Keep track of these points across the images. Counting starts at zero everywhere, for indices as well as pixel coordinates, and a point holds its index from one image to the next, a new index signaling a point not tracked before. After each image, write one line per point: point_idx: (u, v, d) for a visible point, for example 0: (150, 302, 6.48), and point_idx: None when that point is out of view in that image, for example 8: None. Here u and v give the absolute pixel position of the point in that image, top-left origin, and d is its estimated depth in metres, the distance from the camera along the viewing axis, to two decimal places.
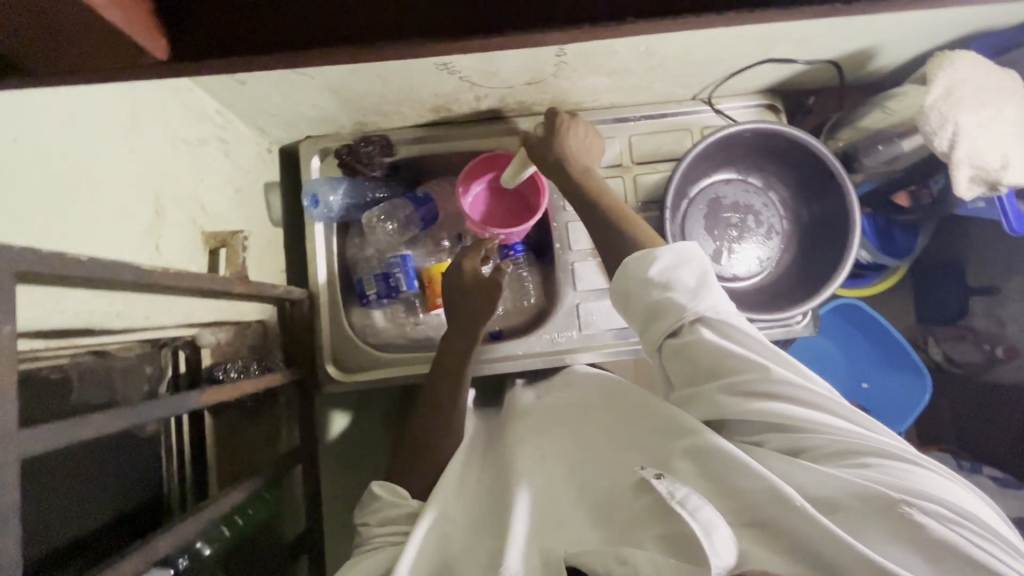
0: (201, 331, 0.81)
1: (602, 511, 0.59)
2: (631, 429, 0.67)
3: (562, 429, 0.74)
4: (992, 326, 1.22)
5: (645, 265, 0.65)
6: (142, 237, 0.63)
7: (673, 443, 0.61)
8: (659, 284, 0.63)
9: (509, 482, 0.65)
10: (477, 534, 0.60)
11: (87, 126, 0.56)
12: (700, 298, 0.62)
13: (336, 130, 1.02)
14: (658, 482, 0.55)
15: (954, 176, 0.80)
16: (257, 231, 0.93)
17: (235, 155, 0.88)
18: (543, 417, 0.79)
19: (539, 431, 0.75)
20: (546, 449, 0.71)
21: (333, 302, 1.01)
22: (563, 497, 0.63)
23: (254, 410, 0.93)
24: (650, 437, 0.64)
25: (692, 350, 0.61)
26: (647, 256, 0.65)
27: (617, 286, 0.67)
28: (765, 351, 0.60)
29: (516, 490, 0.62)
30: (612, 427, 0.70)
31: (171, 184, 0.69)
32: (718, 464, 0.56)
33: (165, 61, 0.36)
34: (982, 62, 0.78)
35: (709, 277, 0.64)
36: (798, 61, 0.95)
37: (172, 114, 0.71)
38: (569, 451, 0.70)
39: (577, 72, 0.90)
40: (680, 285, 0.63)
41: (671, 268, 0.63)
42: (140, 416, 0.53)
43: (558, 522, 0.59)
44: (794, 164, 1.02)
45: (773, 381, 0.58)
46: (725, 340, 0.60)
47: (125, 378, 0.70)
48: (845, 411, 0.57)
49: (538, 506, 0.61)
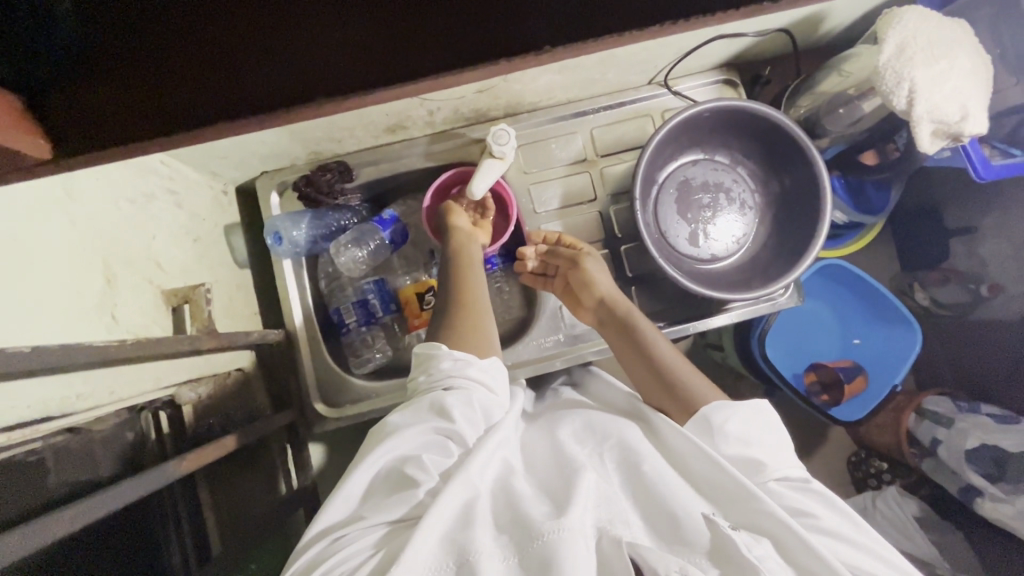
0: (178, 388, 0.77)
1: (661, 529, 0.58)
2: (693, 455, 0.65)
3: (620, 430, 0.70)
4: (974, 266, 1.21)
5: (723, 416, 0.67)
6: (95, 309, 0.61)
7: (747, 495, 0.60)
8: (738, 438, 0.66)
9: (566, 470, 0.63)
10: (545, 495, 0.59)
11: (15, 204, 0.53)
12: (778, 457, 0.66)
13: (291, 163, 0.99)
14: (736, 532, 0.56)
15: (916, 133, 0.79)
16: (223, 277, 0.91)
17: (188, 204, 0.85)
18: (603, 415, 0.74)
19: (597, 429, 0.71)
20: (604, 450, 0.67)
21: (313, 338, 0.99)
22: (618, 496, 0.61)
23: (248, 459, 0.91)
24: (722, 477, 0.62)
25: (775, 494, 0.63)
26: (729, 408, 0.68)
27: (693, 428, 0.68)
28: (824, 498, 0.64)
29: (577, 477, 0.60)
30: (671, 442, 0.68)
31: (120, 248, 0.67)
32: (797, 549, 0.57)
33: (50, 158, 0.48)
34: (930, 15, 0.77)
35: (783, 439, 0.69)
36: (748, 34, 0.93)
37: (115, 174, 0.69)
38: (627, 454, 0.66)
39: (527, 74, 0.88)
40: (760, 441, 0.66)
41: (746, 425, 0.67)
42: (108, 502, 0.51)
43: (614, 514, 0.58)
44: (759, 139, 1.01)
45: (832, 526, 0.61)
46: (806, 496, 0.63)
47: (104, 451, 0.63)
48: (893, 555, 0.61)
49: (597, 496, 0.59)
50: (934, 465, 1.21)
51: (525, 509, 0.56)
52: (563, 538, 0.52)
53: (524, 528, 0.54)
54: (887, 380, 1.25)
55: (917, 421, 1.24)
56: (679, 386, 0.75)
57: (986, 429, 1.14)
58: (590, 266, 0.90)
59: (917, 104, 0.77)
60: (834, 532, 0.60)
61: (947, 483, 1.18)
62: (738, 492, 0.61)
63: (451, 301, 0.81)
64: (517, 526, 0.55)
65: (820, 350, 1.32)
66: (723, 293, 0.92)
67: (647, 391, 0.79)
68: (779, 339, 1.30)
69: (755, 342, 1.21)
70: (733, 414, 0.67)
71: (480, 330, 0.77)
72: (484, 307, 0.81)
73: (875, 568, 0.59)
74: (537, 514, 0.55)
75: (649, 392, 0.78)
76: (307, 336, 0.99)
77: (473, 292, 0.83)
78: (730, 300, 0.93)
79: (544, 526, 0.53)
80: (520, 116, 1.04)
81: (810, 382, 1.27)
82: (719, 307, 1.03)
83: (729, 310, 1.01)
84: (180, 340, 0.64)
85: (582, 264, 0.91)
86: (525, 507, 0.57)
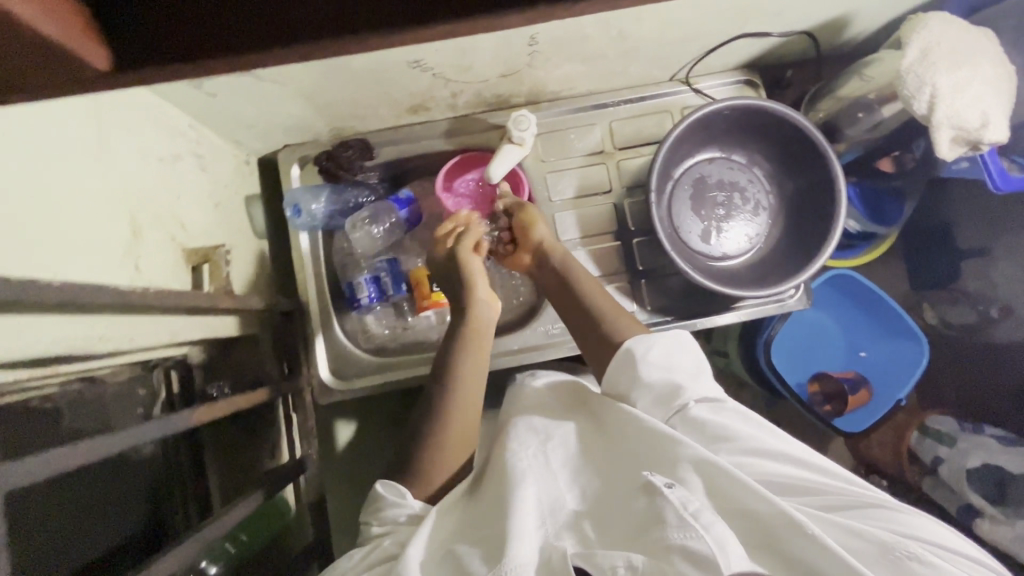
0: (192, 349, 0.83)
1: (603, 516, 0.61)
2: (631, 432, 0.69)
3: (561, 431, 0.74)
4: (984, 288, 1.24)
5: (644, 346, 0.74)
6: (122, 258, 0.62)
7: (673, 454, 0.63)
8: (660, 366, 0.73)
9: (507, 480, 0.67)
10: (483, 527, 0.63)
11: (49, 144, 0.54)
12: (697, 381, 0.72)
13: (314, 137, 1.00)
14: (670, 491, 0.57)
15: (935, 138, 0.79)
16: (241, 244, 0.92)
17: (212, 169, 0.86)
18: (544, 415, 0.78)
19: (539, 428, 0.75)
20: (546, 447, 0.71)
21: (324, 311, 1.01)
22: (562, 497, 0.65)
23: (253, 423, 0.92)
24: (654, 443, 0.66)
25: (696, 420, 0.68)
26: (645, 342, 0.75)
27: (618, 360, 0.75)
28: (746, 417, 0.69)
29: (515, 490, 0.65)
30: (604, 437, 0.71)
31: (148, 202, 0.69)
32: (728, 488, 0.59)
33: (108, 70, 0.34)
34: (955, 22, 0.78)
35: (703, 363, 0.75)
36: (772, 34, 0.94)
37: (143, 131, 0.70)
38: (570, 455, 0.71)
39: (552, 61, 0.89)
40: (679, 367, 0.73)
41: (666, 354, 0.73)
42: (134, 436, 0.51)
43: (562, 526, 0.62)
44: (776, 139, 1.02)
45: (755, 445, 0.65)
46: (729, 415, 0.68)
47: (116, 403, 0.73)
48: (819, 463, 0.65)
49: (537, 506, 0.64)
50: (934, 482, 1.20)
51: (465, 560, 0.59)
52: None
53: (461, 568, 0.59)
54: (891, 394, 1.25)
55: (919, 438, 1.24)
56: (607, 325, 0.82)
57: (992, 450, 1.14)
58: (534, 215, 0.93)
59: (938, 109, 0.77)
60: (757, 449, 0.65)
61: (945, 500, 1.18)
62: (667, 458, 0.63)
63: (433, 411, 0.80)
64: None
65: (823, 361, 1.32)
66: (734, 290, 0.93)
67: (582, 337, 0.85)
68: (783, 346, 1.30)
69: (761, 347, 1.22)
70: (653, 343, 0.75)
71: (460, 447, 0.79)
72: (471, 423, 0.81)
73: (798, 473, 0.63)
74: (476, 563, 0.58)
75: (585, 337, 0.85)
76: (319, 308, 1.01)
77: (457, 408, 0.80)
78: (740, 298, 0.94)
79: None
80: (541, 104, 1.05)
81: (813, 393, 1.26)
82: (726, 306, 1.04)
83: (738, 309, 1.02)
84: (200, 295, 0.66)
85: (525, 217, 0.93)
86: (463, 558, 0.60)
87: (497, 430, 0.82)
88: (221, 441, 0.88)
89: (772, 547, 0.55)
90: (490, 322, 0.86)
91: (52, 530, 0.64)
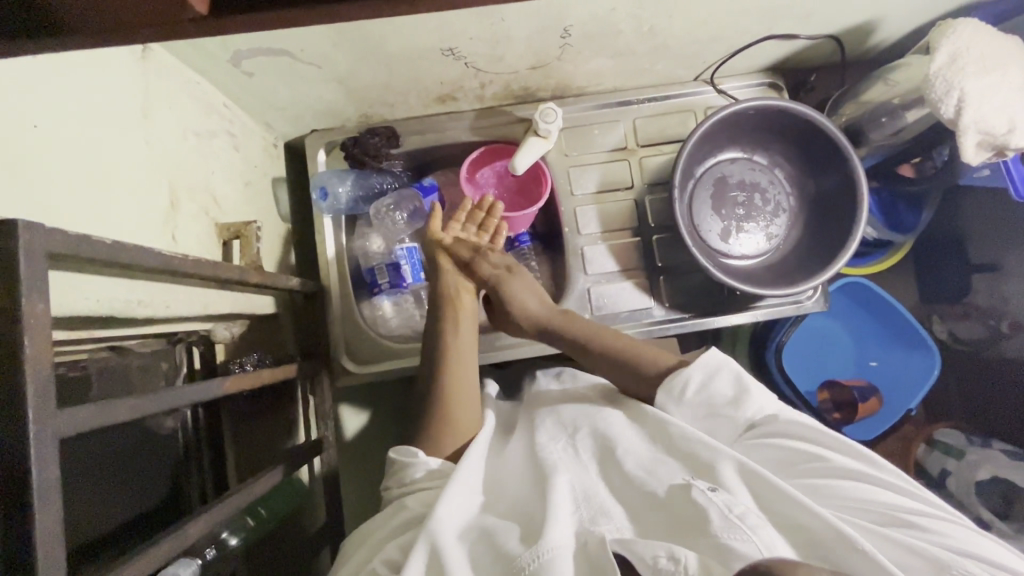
0: (215, 326, 0.83)
1: (641, 511, 0.62)
2: (668, 434, 0.71)
3: (592, 420, 0.77)
4: (995, 303, 1.19)
5: (679, 387, 0.76)
6: (158, 227, 0.64)
7: (716, 459, 0.65)
8: (700, 401, 0.74)
9: (539, 471, 0.69)
10: (514, 516, 0.64)
11: (98, 110, 0.56)
12: (743, 404, 0.72)
13: (341, 123, 1.02)
14: (715, 495, 0.58)
15: (961, 142, 0.80)
16: (267, 224, 0.94)
17: (243, 148, 0.88)
18: (573, 407, 0.81)
19: (568, 424, 0.77)
20: (576, 442, 0.73)
21: (345, 295, 1.02)
22: (595, 486, 0.66)
23: (271, 402, 0.92)
24: (694, 447, 0.67)
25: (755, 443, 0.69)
26: (681, 374, 0.76)
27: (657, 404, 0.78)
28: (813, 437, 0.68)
29: (549, 478, 0.66)
30: (639, 436, 0.73)
31: (185, 175, 0.70)
32: (774, 497, 0.60)
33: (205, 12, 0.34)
34: (985, 29, 0.78)
35: (748, 380, 0.74)
36: (801, 37, 0.95)
37: (182, 106, 0.71)
38: (600, 445, 0.72)
39: (582, 54, 0.90)
40: (720, 395, 0.73)
41: (706, 380, 0.74)
42: (170, 400, 0.52)
43: (595, 511, 0.62)
44: (799, 141, 1.03)
45: (817, 463, 0.66)
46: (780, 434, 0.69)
47: (141, 375, 0.72)
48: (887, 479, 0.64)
49: (571, 492, 0.65)
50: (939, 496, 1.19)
51: (501, 541, 0.59)
52: (549, 561, 0.55)
53: (492, 545, 0.60)
54: (902, 403, 1.25)
55: (926, 450, 1.24)
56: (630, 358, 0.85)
57: (1000, 463, 1.13)
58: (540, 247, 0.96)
59: (965, 113, 0.78)
60: (820, 469, 0.65)
61: None
62: (707, 463, 0.65)
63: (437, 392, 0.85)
64: (496, 565, 0.57)
65: (834, 368, 1.30)
66: (755, 289, 0.94)
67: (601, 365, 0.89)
68: (795, 351, 1.30)
69: (772, 351, 1.22)
70: (687, 380, 0.76)
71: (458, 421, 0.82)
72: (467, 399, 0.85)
73: (857, 488, 0.63)
74: (514, 544, 0.58)
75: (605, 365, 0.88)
76: (339, 292, 1.02)
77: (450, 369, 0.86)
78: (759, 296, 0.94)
79: (524, 560, 0.56)
80: (566, 99, 1.06)
81: (822, 400, 1.25)
82: (745, 305, 1.04)
83: (756, 309, 1.03)
84: (233, 268, 0.66)
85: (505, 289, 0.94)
86: (500, 539, 0.60)
87: (521, 424, 0.84)
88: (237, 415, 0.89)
89: (823, 559, 0.55)
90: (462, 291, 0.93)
91: (90, 491, 0.64)
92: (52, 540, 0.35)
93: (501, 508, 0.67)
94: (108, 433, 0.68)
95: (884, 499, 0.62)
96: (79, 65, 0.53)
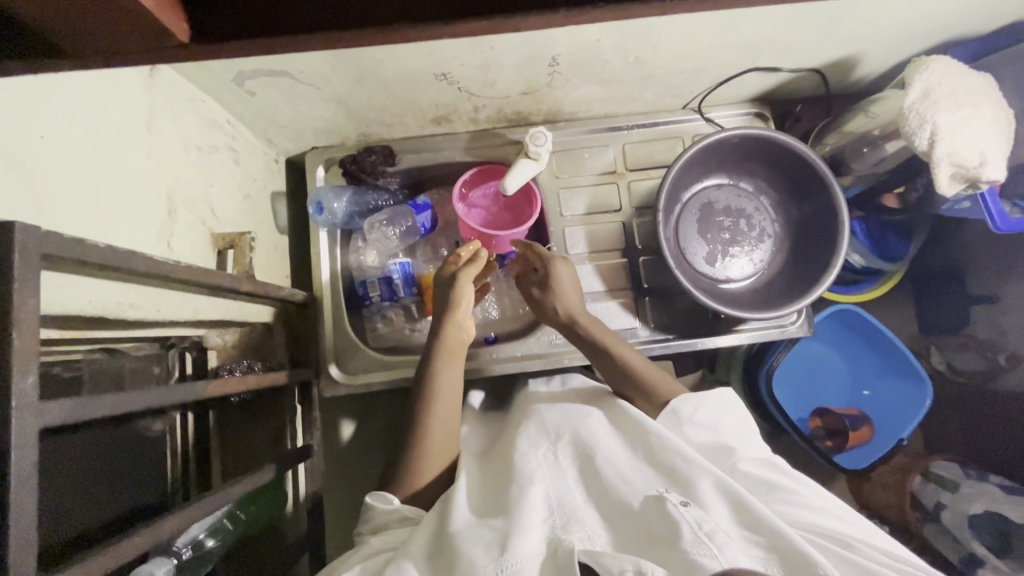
0: (208, 333, 0.86)
1: (615, 519, 0.63)
2: (648, 445, 0.72)
3: (574, 426, 0.77)
4: (993, 335, 1.17)
5: (690, 408, 0.78)
6: (156, 235, 0.67)
7: (694, 475, 0.65)
8: (706, 426, 0.76)
9: (516, 477, 0.69)
10: (487, 519, 0.65)
11: (101, 122, 0.59)
12: (743, 442, 0.75)
13: (341, 141, 1.06)
14: (686, 510, 0.59)
15: (935, 174, 0.82)
16: (264, 236, 0.97)
17: (244, 162, 0.92)
18: (557, 413, 0.82)
19: (551, 429, 0.78)
20: (557, 448, 0.74)
21: (337, 305, 1.04)
22: (572, 493, 0.67)
23: (259, 409, 0.94)
24: (673, 460, 0.68)
25: (741, 471, 0.71)
26: (693, 400, 0.78)
27: (663, 421, 0.78)
28: (789, 475, 0.71)
29: (526, 485, 0.67)
30: (620, 444, 0.74)
31: (185, 187, 0.74)
32: (746, 513, 0.60)
33: (185, 41, 0.39)
34: (956, 66, 0.82)
35: (748, 425, 0.78)
36: (783, 70, 0.98)
37: (186, 122, 0.76)
38: (580, 451, 0.73)
39: (570, 82, 0.95)
40: (726, 428, 0.76)
41: (715, 414, 0.77)
42: (151, 399, 0.54)
43: (569, 518, 0.63)
44: (782, 169, 1.06)
45: (795, 495, 0.68)
46: (769, 470, 0.71)
47: (133, 375, 0.75)
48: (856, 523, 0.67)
49: (549, 499, 0.66)
50: (935, 530, 1.18)
51: (468, 549, 0.60)
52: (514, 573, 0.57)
53: (461, 547, 0.60)
54: (893, 433, 1.23)
55: (922, 482, 1.22)
56: (646, 382, 0.86)
57: (994, 498, 1.10)
58: (561, 268, 0.95)
59: (938, 146, 0.80)
60: (797, 500, 0.67)
61: (946, 548, 1.15)
62: (685, 477, 0.66)
63: (416, 407, 0.83)
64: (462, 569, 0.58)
65: (828, 396, 1.29)
66: (739, 311, 0.95)
67: (616, 386, 0.90)
68: (786, 375, 1.29)
69: (762, 376, 1.21)
70: (700, 404, 0.78)
71: (442, 449, 0.81)
72: (451, 422, 0.83)
73: (831, 523, 0.65)
74: (479, 553, 0.59)
75: (624, 390, 0.88)
76: (332, 303, 1.05)
77: (441, 401, 0.83)
78: (743, 319, 0.96)
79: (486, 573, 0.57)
80: (558, 124, 1.10)
81: (814, 427, 1.25)
82: (730, 328, 1.06)
83: (741, 332, 1.04)
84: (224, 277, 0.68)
85: (555, 275, 0.95)
86: (464, 546, 0.60)
87: (506, 431, 0.86)
88: (223, 422, 0.91)
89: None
90: (465, 344, 0.89)
91: (74, 487, 0.66)
92: (23, 523, 0.37)
93: (473, 509, 0.68)
94: (93, 426, 0.70)
95: (856, 536, 0.65)
96: (87, 79, 0.57)
